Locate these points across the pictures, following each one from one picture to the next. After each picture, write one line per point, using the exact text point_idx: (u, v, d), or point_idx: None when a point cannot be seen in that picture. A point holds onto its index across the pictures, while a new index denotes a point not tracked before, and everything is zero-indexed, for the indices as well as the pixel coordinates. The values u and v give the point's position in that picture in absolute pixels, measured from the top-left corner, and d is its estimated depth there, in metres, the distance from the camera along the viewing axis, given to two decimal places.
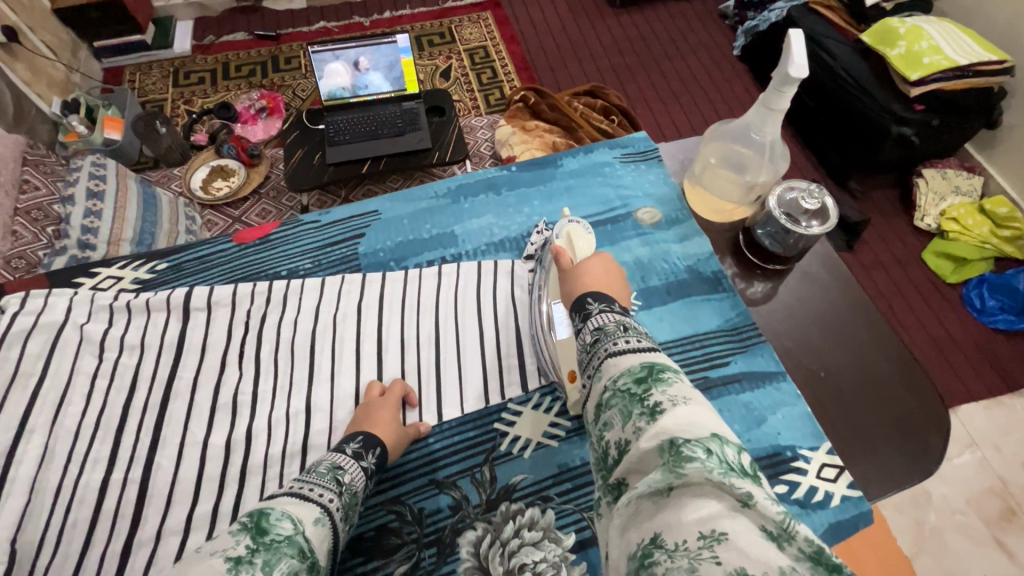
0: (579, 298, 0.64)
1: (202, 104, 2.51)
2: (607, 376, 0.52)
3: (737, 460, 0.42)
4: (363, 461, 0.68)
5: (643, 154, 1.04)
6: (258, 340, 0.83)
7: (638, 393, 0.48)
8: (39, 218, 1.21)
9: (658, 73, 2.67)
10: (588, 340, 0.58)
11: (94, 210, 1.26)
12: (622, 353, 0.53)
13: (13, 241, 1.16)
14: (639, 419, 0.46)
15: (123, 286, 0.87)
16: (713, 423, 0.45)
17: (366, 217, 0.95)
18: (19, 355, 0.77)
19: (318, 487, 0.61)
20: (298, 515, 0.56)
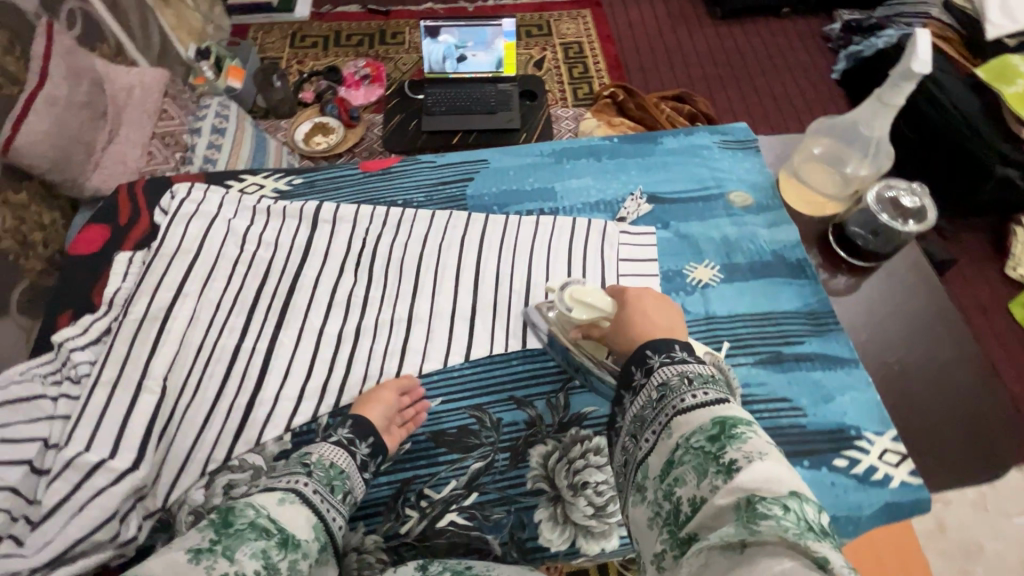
0: (636, 352, 0.68)
1: (313, 65, 2.72)
2: (677, 434, 0.57)
3: (816, 520, 0.46)
4: (339, 441, 0.72)
5: (742, 143, 1.08)
6: (373, 255, 0.93)
7: (712, 450, 0.53)
8: (171, 145, 1.44)
9: (750, 87, 2.66)
10: (652, 395, 0.63)
11: (216, 143, 1.49)
12: (690, 409, 0.58)
13: (148, 159, 1.39)
14: (715, 478, 0.51)
15: (264, 192, 1.00)
16: (791, 483, 0.49)
17: (477, 164, 1.04)
18: (181, 233, 0.91)
19: (288, 478, 0.65)
20: (263, 501, 0.60)
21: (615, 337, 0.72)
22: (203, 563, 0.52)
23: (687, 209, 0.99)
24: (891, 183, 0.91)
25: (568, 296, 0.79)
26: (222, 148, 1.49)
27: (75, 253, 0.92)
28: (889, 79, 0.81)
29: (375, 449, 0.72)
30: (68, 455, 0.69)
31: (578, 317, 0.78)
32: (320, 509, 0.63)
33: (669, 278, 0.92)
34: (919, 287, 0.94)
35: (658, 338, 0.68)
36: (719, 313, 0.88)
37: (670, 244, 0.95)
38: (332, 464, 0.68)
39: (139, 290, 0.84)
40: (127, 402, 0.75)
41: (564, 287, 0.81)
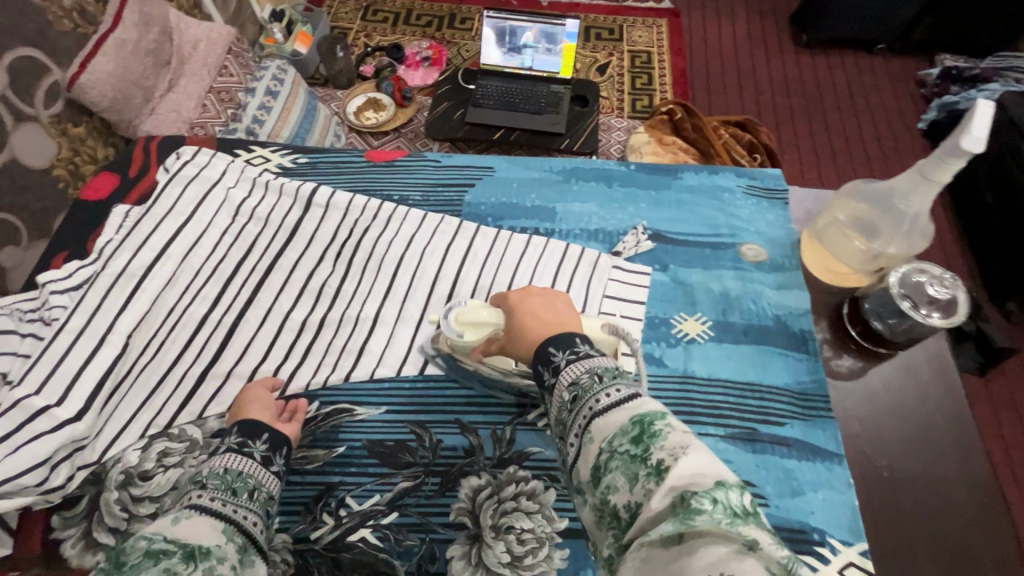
0: (539, 351, 0.65)
1: (379, 41, 2.75)
2: (598, 438, 0.54)
3: (741, 503, 0.44)
4: (245, 447, 0.66)
5: (769, 192, 0.99)
6: (355, 247, 0.92)
7: (638, 453, 0.50)
8: (225, 101, 1.44)
9: (822, 124, 2.48)
10: (565, 397, 0.60)
11: (267, 105, 1.49)
12: (607, 411, 0.55)
13: (201, 111, 1.40)
14: (647, 481, 0.48)
15: (268, 167, 1.00)
16: (715, 470, 0.47)
17: (481, 170, 1.01)
18: (179, 195, 0.93)
19: (187, 497, 0.57)
20: (156, 528, 0.52)
21: (515, 342, 0.69)
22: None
23: (690, 254, 0.92)
24: (922, 266, 0.83)
25: (453, 320, 0.78)
26: (271, 111, 1.49)
27: (84, 198, 0.96)
28: (936, 151, 0.73)
29: (272, 440, 0.68)
30: (19, 395, 0.72)
31: (471, 338, 0.76)
32: (227, 515, 0.56)
33: (652, 325, 0.86)
34: (930, 382, 0.84)
35: (560, 333, 0.67)
36: (697, 373, 0.82)
37: (663, 288, 0.89)
38: (230, 471, 0.61)
39: (125, 244, 0.87)
40: (88, 353, 0.77)
41: (449, 312, 0.79)
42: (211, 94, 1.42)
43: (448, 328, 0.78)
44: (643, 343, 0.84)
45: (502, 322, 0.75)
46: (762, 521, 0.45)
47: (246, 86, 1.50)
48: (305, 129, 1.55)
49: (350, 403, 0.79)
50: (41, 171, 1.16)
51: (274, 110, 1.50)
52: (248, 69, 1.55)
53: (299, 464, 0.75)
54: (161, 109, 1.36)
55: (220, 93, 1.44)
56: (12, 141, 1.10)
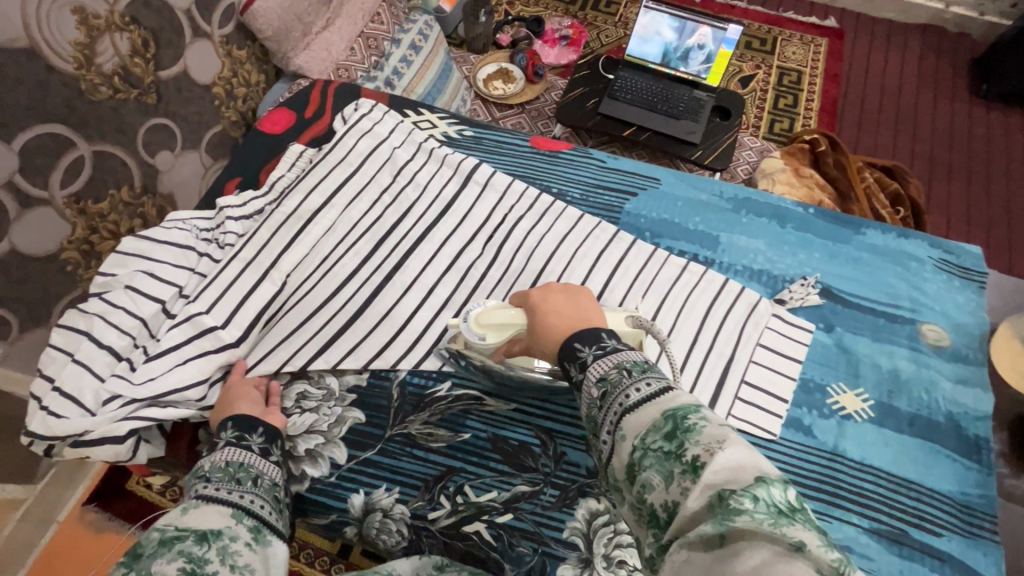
0: (563, 347, 0.62)
1: (521, 11, 2.69)
2: (631, 435, 0.51)
3: (787, 499, 0.41)
4: (244, 440, 0.64)
5: (964, 271, 0.88)
6: (507, 234, 0.91)
7: (671, 449, 0.47)
8: (371, 48, 1.47)
9: (983, 189, 2.22)
10: (593, 393, 0.56)
11: (408, 59, 1.48)
12: (638, 405, 0.52)
13: (347, 54, 1.43)
14: (683, 478, 0.45)
15: (434, 134, 1.00)
16: (755, 465, 0.44)
17: (647, 181, 0.96)
18: (351, 146, 0.94)
19: (193, 490, 0.58)
20: (166, 518, 0.54)
21: (535, 341, 0.67)
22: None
23: (863, 321, 0.84)
24: None
25: (474, 323, 0.74)
26: (410, 65, 1.48)
27: (263, 130, 1.00)
28: None
29: (268, 434, 0.66)
30: (192, 311, 0.76)
31: (493, 340, 0.73)
32: (236, 502, 0.57)
33: (806, 388, 0.79)
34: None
35: (586, 328, 0.63)
36: (849, 454, 0.75)
37: (825, 352, 0.82)
38: (231, 462, 0.61)
39: (297, 187, 0.90)
40: (252, 284, 0.81)
41: (465, 317, 0.75)
42: (360, 40, 1.46)
43: (469, 333, 0.74)
44: (793, 406, 0.78)
45: (524, 322, 0.70)
46: (808, 518, 0.41)
47: (392, 36, 1.52)
48: (436, 91, 1.54)
49: (481, 392, 0.79)
50: (202, 87, 1.17)
51: (413, 65, 1.50)
52: (398, 20, 1.56)
53: (425, 441, 0.75)
54: (313, 44, 1.38)
55: (368, 40, 1.47)
56: (186, 54, 1.12)
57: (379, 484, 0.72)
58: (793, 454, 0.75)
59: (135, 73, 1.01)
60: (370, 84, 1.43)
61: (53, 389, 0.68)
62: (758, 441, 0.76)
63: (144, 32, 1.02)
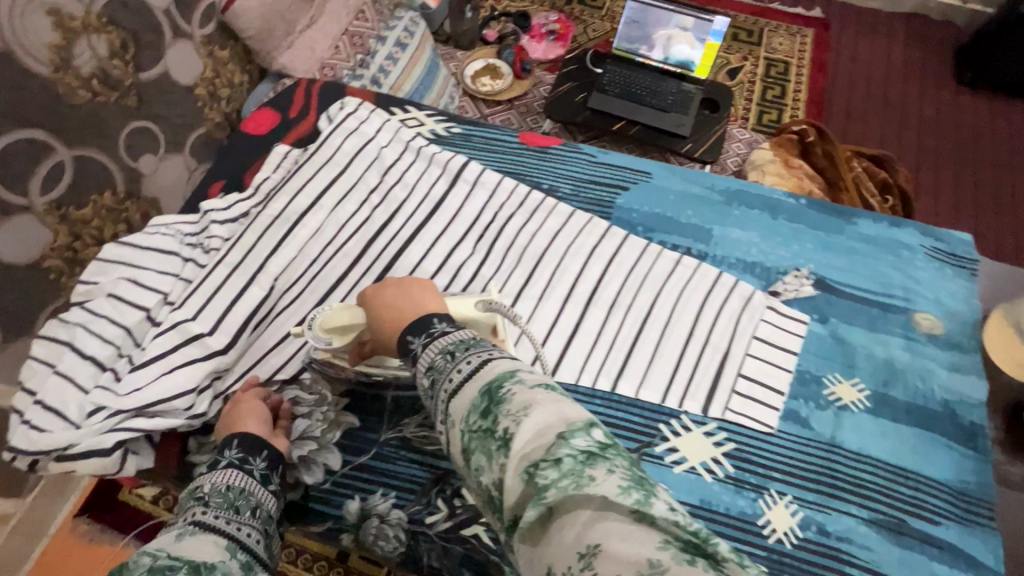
0: (399, 343, 0.59)
1: (507, 6, 2.67)
2: (458, 421, 0.49)
3: (595, 442, 0.43)
4: (247, 464, 0.62)
5: (955, 259, 0.88)
6: (498, 232, 0.90)
7: (488, 426, 0.46)
8: (356, 46, 1.43)
9: (970, 177, 2.23)
10: (425, 384, 0.54)
11: (394, 57, 1.46)
12: (461, 389, 0.50)
13: (332, 52, 1.40)
14: (500, 455, 0.44)
15: (421, 131, 0.99)
16: (559, 418, 0.45)
17: (638, 175, 0.95)
18: (337, 146, 0.93)
19: (186, 514, 0.55)
20: (157, 543, 0.50)
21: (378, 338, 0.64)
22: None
23: (857, 311, 0.84)
24: None
25: (318, 327, 0.71)
26: (397, 63, 1.46)
27: (246, 130, 0.97)
28: None
29: (272, 457, 0.65)
30: (178, 318, 0.75)
31: (339, 344, 0.71)
32: (229, 534, 0.54)
33: (803, 380, 0.79)
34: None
35: (417, 318, 0.60)
36: (847, 445, 0.75)
37: (821, 343, 0.82)
38: (229, 489, 0.59)
39: (284, 191, 0.88)
40: (238, 290, 0.79)
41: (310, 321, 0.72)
42: (343, 37, 1.42)
43: (315, 337, 0.71)
44: (790, 398, 0.78)
45: (364, 321, 0.69)
46: (614, 453, 0.43)
47: (378, 33, 1.48)
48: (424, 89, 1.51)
49: None
50: (184, 87, 1.13)
51: (399, 63, 1.47)
52: (382, 17, 1.52)
53: (422, 443, 0.74)
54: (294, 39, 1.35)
55: (353, 37, 1.44)
56: (167, 55, 1.09)
57: (375, 489, 0.71)
58: (790, 447, 0.75)
59: (114, 75, 0.98)
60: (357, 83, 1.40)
61: (36, 402, 0.67)
62: (757, 435, 0.75)
63: (123, 34, 0.99)
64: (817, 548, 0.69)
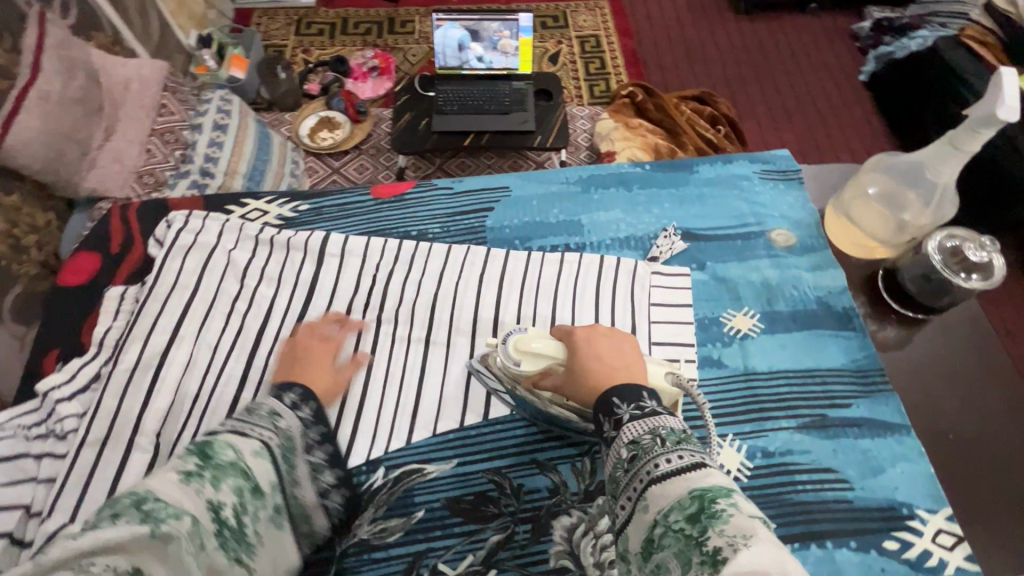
0: (602, 400, 0.62)
1: (319, 56, 2.54)
2: (654, 508, 0.50)
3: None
4: (299, 411, 0.67)
5: (784, 174, 0.99)
6: (383, 294, 0.87)
7: (694, 534, 0.45)
8: (171, 142, 1.32)
9: (773, 87, 2.51)
10: (623, 455, 0.56)
11: (218, 141, 1.38)
12: (663, 478, 0.51)
13: (146, 158, 1.27)
14: (697, 568, 0.43)
15: (268, 220, 0.93)
16: (782, 570, 0.41)
17: (498, 192, 0.97)
18: (179, 268, 0.84)
19: (257, 426, 0.61)
20: (238, 442, 0.58)
21: (578, 394, 0.66)
22: (193, 485, 0.52)
23: (724, 248, 0.91)
24: (953, 232, 0.83)
25: (512, 347, 0.73)
26: (222, 146, 1.38)
27: (64, 285, 0.85)
28: (964, 122, 0.71)
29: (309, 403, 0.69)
30: (53, 526, 0.65)
31: (527, 368, 0.72)
32: (281, 461, 0.61)
33: (704, 326, 0.85)
34: (962, 339, 0.85)
35: (623, 384, 0.63)
36: (759, 368, 0.82)
37: (707, 288, 0.88)
38: (285, 429, 0.63)
39: (133, 338, 0.78)
40: (118, 462, 0.69)
41: (506, 339, 0.74)
42: (154, 137, 1.29)
43: (505, 354, 0.73)
44: (699, 347, 0.84)
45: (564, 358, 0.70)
46: None
47: (191, 123, 1.39)
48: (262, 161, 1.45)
49: (418, 462, 0.75)
50: None
51: (226, 145, 1.39)
52: (190, 105, 1.42)
53: (380, 539, 0.70)
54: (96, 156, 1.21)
55: (165, 134, 1.31)
56: None
57: None
58: (714, 393, 0.80)
59: None
60: (184, 183, 1.30)
61: None
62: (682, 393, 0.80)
63: None
64: (768, 470, 0.75)
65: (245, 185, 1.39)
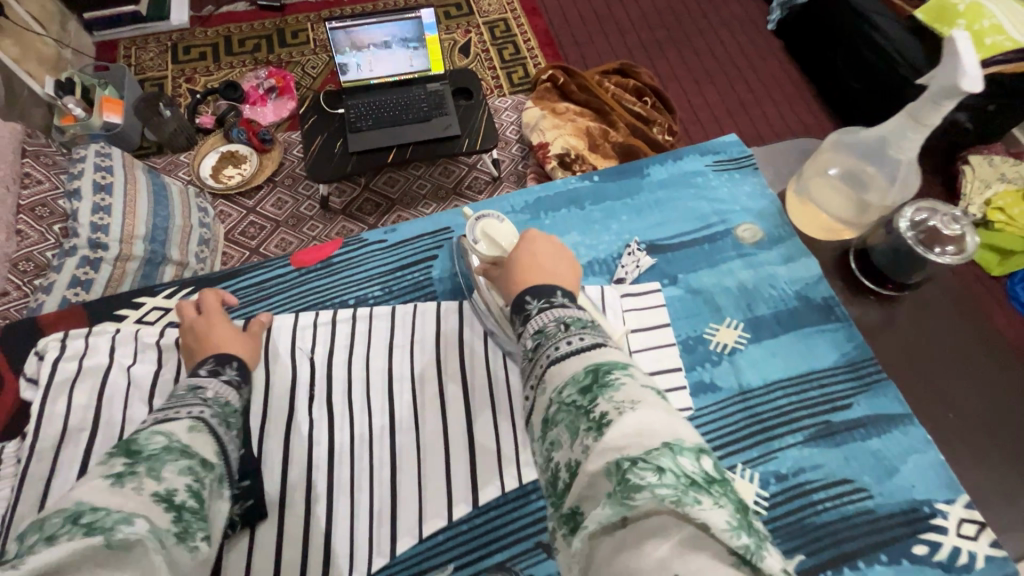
0: (517, 297, 0.58)
1: (206, 82, 2.28)
2: (550, 389, 0.47)
3: (698, 469, 0.37)
4: (222, 376, 0.60)
5: (737, 161, 0.93)
6: (330, 381, 0.75)
7: (583, 405, 0.43)
8: (48, 216, 1.12)
9: (689, 49, 2.47)
10: (528, 345, 0.53)
11: (103, 205, 1.15)
12: (564, 358, 0.48)
13: (18, 241, 1.07)
14: (586, 435, 0.41)
15: (171, 319, 0.78)
16: (665, 426, 0.39)
17: (438, 234, 0.86)
18: (66, 406, 0.68)
19: (185, 406, 0.52)
20: (166, 427, 0.48)
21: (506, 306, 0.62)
22: (131, 486, 0.41)
23: (693, 257, 0.85)
24: (919, 205, 0.79)
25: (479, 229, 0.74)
26: (111, 210, 1.15)
27: None
28: (925, 94, 0.67)
29: (242, 367, 0.63)
30: None
31: (483, 250, 0.73)
32: (221, 438, 0.52)
33: (688, 348, 0.79)
34: (939, 306, 0.83)
35: (542, 281, 0.59)
36: (753, 384, 0.76)
37: (683, 304, 0.82)
38: (217, 398, 0.56)
39: (20, 512, 0.62)
40: None
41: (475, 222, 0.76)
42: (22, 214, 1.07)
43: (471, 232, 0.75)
44: (689, 372, 0.77)
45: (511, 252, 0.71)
46: (723, 487, 0.37)
47: (67, 189, 1.15)
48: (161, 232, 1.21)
49: None
50: None
51: (115, 209, 1.16)
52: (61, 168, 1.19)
53: None
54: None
55: (35, 208, 1.10)
56: None
57: None
58: (712, 418, 0.74)
59: None
60: (71, 262, 1.07)
61: None
62: None
63: None
64: (785, 496, 0.70)
65: (148, 249, 1.18)
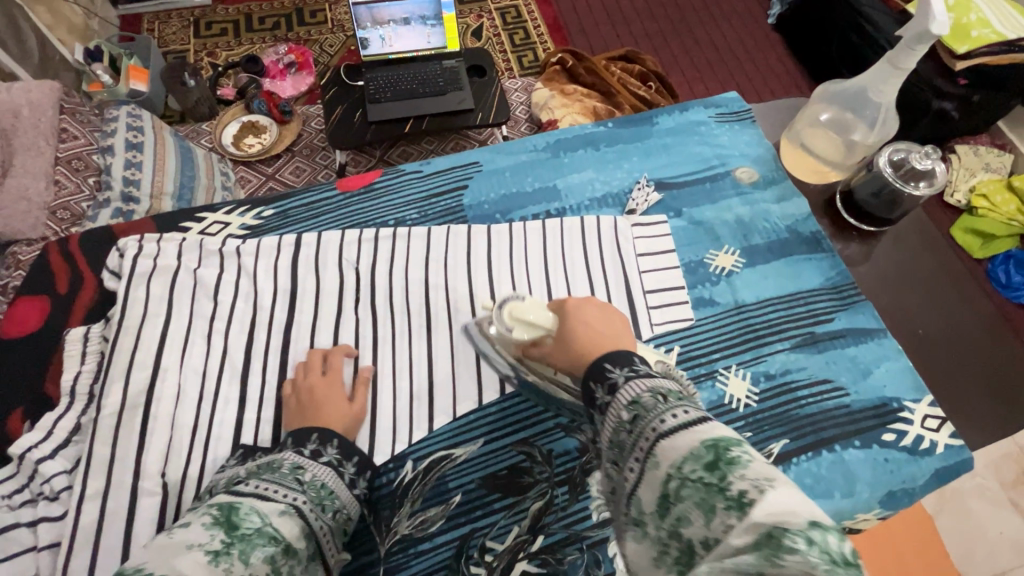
0: (592, 366, 0.55)
1: (227, 56, 2.36)
2: (666, 463, 0.42)
3: (842, 550, 0.33)
4: (323, 456, 0.62)
5: (737, 114, 1.04)
6: (373, 287, 0.84)
7: (712, 481, 0.39)
8: (81, 169, 1.20)
9: (691, 39, 2.58)
10: (623, 416, 0.48)
11: (135, 161, 1.21)
12: (672, 432, 0.44)
13: (56, 190, 1.16)
14: (726, 514, 0.37)
15: (230, 232, 0.87)
16: (805, 506, 0.35)
17: (469, 168, 0.96)
18: (144, 296, 0.77)
19: (280, 488, 0.55)
20: (262, 505, 0.52)
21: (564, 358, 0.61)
22: (223, 566, 0.45)
23: (696, 194, 0.95)
24: (896, 147, 0.90)
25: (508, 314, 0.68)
26: (142, 167, 1.21)
27: (7, 336, 0.76)
28: (901, 42, 0.77)
29: (327, 439, 0.63)
30: None
31: (520, 335, 0.68)
32: (312, 521, 0.54)
33: (690, 270, 0.88)
34: (912, 244, 0.94)
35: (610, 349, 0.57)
36: (747, 300, 0.86)
37: (686, 232, 0.91)
38: (314, 480, 0.58)
39: (108, 379, 0.71)
40: (126, 510, 0.64)
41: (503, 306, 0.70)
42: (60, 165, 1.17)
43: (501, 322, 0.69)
44: (691, 289, 0.87)
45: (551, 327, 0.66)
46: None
47: (100, 145, 1.24)
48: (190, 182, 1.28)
49: (445, 448, 0.74)
50: None
51: (145, 166, 1.22)
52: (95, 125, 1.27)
53: (423, 530, 0.69)
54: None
55: (71, 161, 1.19)
56: None
57: None
58: (711, 328, 0.84)
59: None
60: (105, 214, 1.16)
61: None
62: (685, 334, 0.83)
63: None
64: (773, 392, 0.80)
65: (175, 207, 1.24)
